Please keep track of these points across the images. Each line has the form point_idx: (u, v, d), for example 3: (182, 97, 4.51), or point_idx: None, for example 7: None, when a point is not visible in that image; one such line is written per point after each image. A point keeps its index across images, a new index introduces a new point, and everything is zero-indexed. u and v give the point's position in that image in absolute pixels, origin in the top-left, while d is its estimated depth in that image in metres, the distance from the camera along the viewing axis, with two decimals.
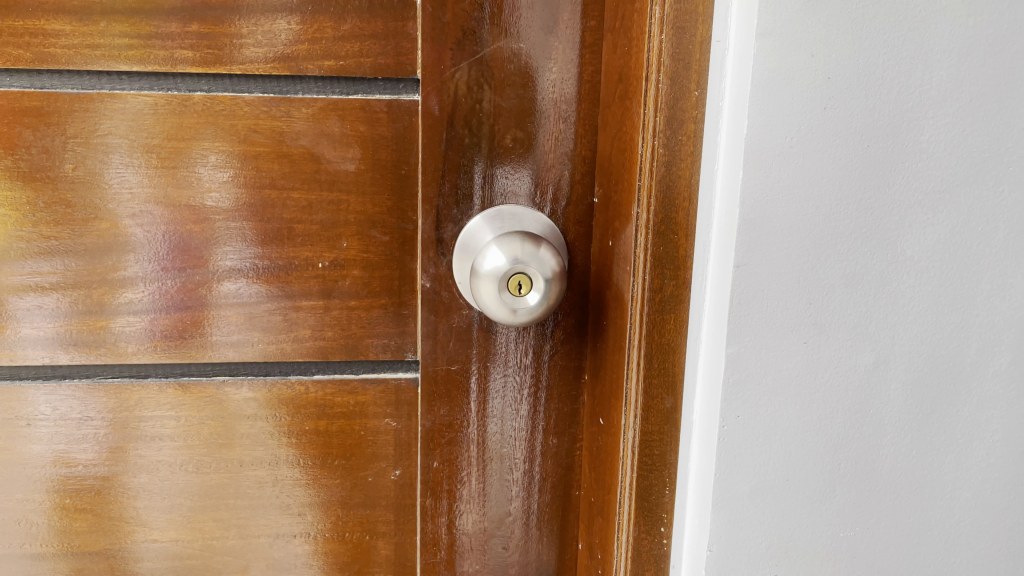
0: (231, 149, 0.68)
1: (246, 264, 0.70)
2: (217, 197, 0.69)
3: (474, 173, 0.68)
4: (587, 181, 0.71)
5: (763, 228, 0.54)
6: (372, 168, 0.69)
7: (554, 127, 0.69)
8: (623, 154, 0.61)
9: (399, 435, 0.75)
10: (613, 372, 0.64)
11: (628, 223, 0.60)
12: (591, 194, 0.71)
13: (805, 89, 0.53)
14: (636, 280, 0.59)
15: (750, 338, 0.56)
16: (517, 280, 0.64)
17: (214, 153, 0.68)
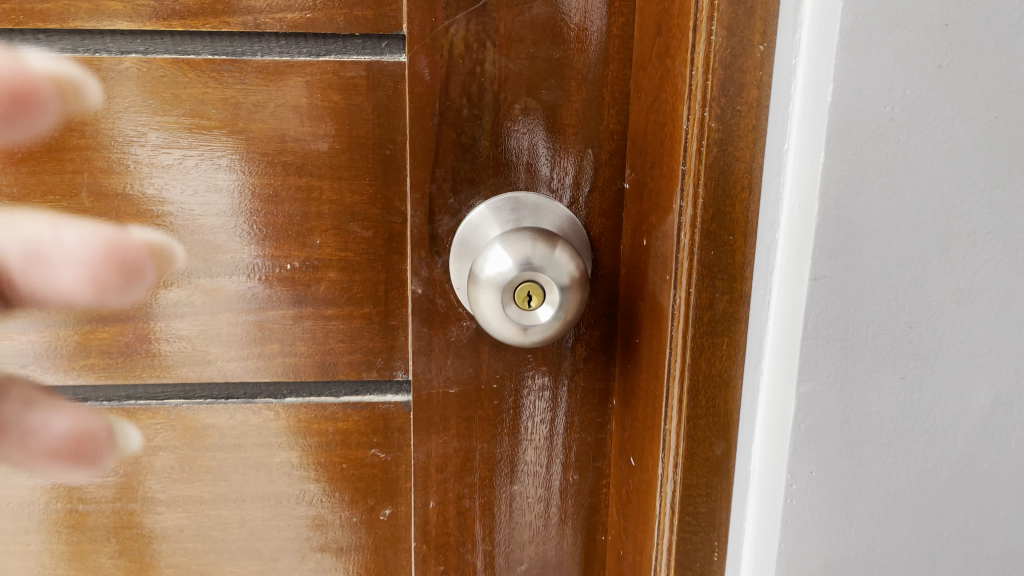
0: (176, 125, 0.55)
1: (197, 267, 0.58)
2: (161, 185, 0.56)
3: (477, 152, 0.55)
4: (618, 161, 0.57)
5: (850, 230, 0.41)
6: (349, 147, 0.56)
7: (576, 94, 0.55)
8: (661, 128, 0.47)
9: (389, 469, 0.63)
10: (648, 405, 0.51)
11: (669, 219, 0.46)
12: (622, 178, 0.57)
13: (912, 39, 0.39)
14: (678, 294, 0.46)
15: (831, 372, 0.43)
16: (526, 289, 0.51)
17: (156, 131, 0.55)
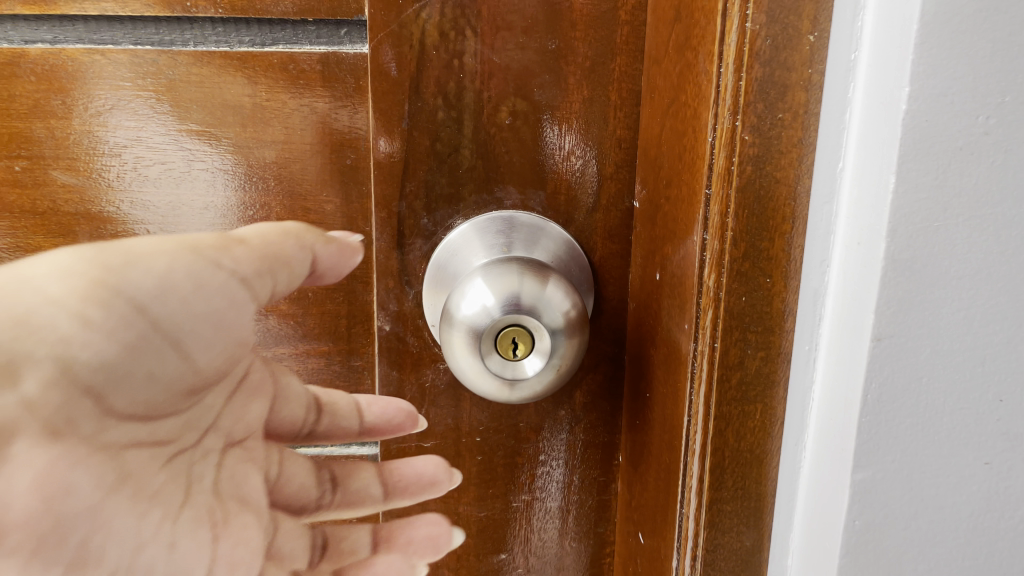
0: (91, 129, 0.46)
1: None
2: (80, 199, 0.47)
3: (455, 163, 0.46)
4: (626, 174, 0.47)
5: (928, 277, 0.32)
6: (301, 156, 0.46)
7: (575, 93, 0.45)
8: (678, 139, 0.37)
9: None
10: (661, 483, 0.41)
11: (688, 263, 0.36)
12: (632, 194, 0.48)
13: (1014, 29, 0.30)
14: (701, 354, 0.35)
15: (897, 457, 0.34)
16: (511, 334, 0.42)
17: (82, 129, 0.46)
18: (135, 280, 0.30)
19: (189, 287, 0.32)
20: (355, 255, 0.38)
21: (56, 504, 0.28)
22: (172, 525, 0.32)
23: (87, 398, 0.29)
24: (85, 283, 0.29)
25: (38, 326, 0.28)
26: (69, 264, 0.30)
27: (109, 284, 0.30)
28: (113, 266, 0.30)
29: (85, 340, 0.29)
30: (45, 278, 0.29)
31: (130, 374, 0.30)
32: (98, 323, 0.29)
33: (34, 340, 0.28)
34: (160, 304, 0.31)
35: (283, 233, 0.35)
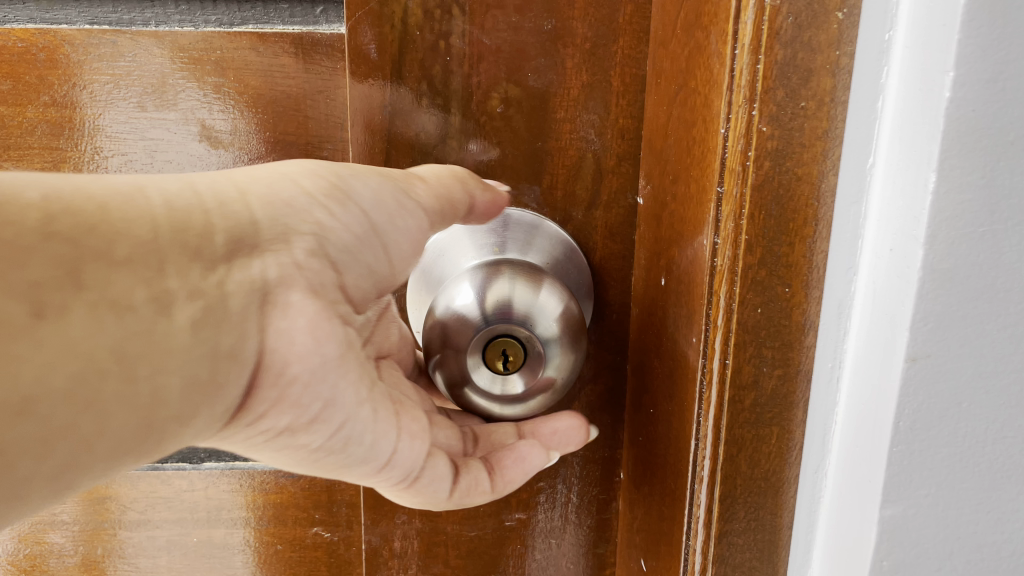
0: (45, 118, 0.42)
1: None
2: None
3: (442, 155, 0.42)
4: (630, 168, 0.43)
5: (971, 289, 0.28)
6: (273, 146, 0.42)
7: (574, 79, 0.41)
8: (687, 130, 0.33)
9: (337, 551, 0.50)
10: (664, 508, 0.37)
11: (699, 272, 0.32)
12: (636, 189, 0.43)
13: None
14: (710, 373, 0.31)
15: (930, 491, 0.30)
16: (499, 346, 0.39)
17: (36, 117, 0.42)
18: (359, 191, 0.34)
19: (394, 202, 0.35)
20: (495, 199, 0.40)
21: (312, 353, 0.32)
22: (371, 392, 0.35)
23: (328, 266, 0.33)
24: (319, 181, 0.33)
25: (301, 209, 0.32)
26: (313, 168, 0.34)
27: (335, 186, 0.33)
28: (344, 180, 0.34)
29: (337, 231, 0.33)
30: (297, 176, 0.33)
31: (356, 264, 0.34)
32: (345, 217, 0.33)
33: (296, 220, 0.32)
34: (382, 215, 0.34)
35: (453, 174, 0.37)
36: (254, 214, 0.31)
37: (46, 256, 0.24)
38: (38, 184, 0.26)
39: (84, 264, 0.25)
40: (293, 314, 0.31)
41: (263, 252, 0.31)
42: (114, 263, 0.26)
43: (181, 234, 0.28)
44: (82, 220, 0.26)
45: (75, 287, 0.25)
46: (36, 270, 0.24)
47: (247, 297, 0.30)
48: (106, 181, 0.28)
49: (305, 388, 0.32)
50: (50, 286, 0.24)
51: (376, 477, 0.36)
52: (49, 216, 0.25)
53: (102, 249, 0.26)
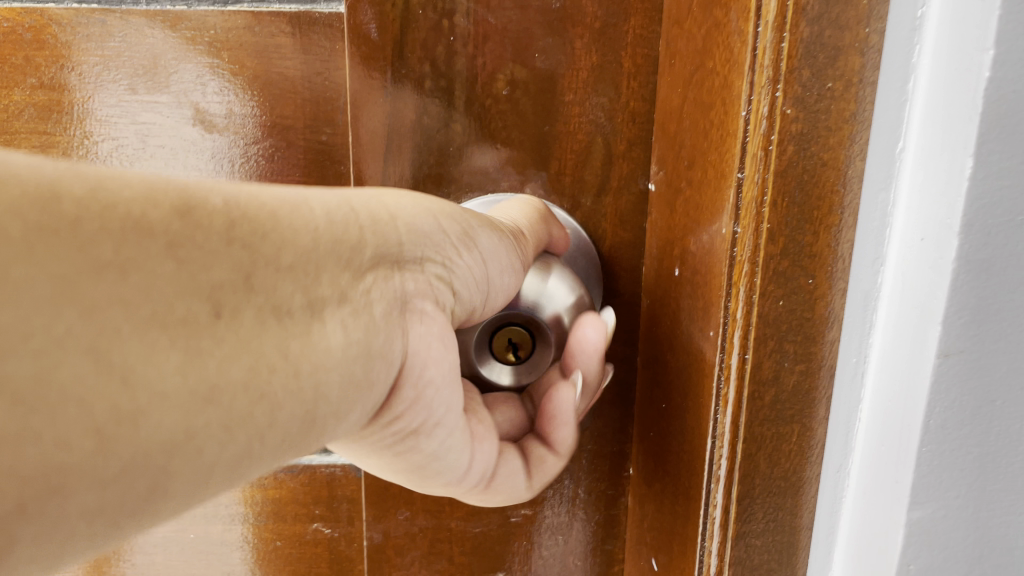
0: (32, 100, 0.40)
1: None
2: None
3: (446, 139, 0.40)
4: (641, 153, 0.41)
5: (1009, 281, 0.26)
6: (271, 131, 0.41)
7: (583, 60, 0.40)
8: (705, 113, 0.31)
9: (337, 547, 0.49)
10: (677, 509, 0.36)
11: (721, 262, 0.30)
12: (647, 174, 0.42)
13: None
14: (728, 369, 0.30)
15: (960, 492, 0.28)
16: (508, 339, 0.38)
17: (23, 100, 0.40)
18: (482, 238, 0.33)
19: (504, 249, 0.34)
20: (551, 224, 0.38)
21: (444, 362, 0.31)
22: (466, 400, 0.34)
23: (454, 292, 0.32)
24: (452, 221, 0.32)
25: (434, 243, 0.31)
26: (447, 207, 0.32)
27: (464, 225, 0.32)
28: (473, 224, 0.32)
29: (460, 270, 0.32)
30: (428, 208, 0.31)
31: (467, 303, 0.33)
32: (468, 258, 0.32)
33: (426, 253, 0.30)
34: (491, 258, 0.33)
35: (534, 215, 0.37)
36: (401, 238, 0.29)
37: (227, 262, 0.22)
38: (217, 189, 0.23)
39: (255, 270, 0.23)
40: (428, 322, 0.30)
41: (403, 273, 0.29)
42: (281, 269, 0.24)
43: (335, 248, 0.26)
44: (256, 226, 0.24)
45: (247, 290, 0.23)
46: (217, 271, 0.22)
47: (390, 306, 0.28)
48: (276, 189, 0.26)
49: (435, 394, 0.31)
50: (227, 288, 0.22)
51: (461, 480, 0.34)
52: (230, 221, 0.23)
53: (272, 255, 0.24)
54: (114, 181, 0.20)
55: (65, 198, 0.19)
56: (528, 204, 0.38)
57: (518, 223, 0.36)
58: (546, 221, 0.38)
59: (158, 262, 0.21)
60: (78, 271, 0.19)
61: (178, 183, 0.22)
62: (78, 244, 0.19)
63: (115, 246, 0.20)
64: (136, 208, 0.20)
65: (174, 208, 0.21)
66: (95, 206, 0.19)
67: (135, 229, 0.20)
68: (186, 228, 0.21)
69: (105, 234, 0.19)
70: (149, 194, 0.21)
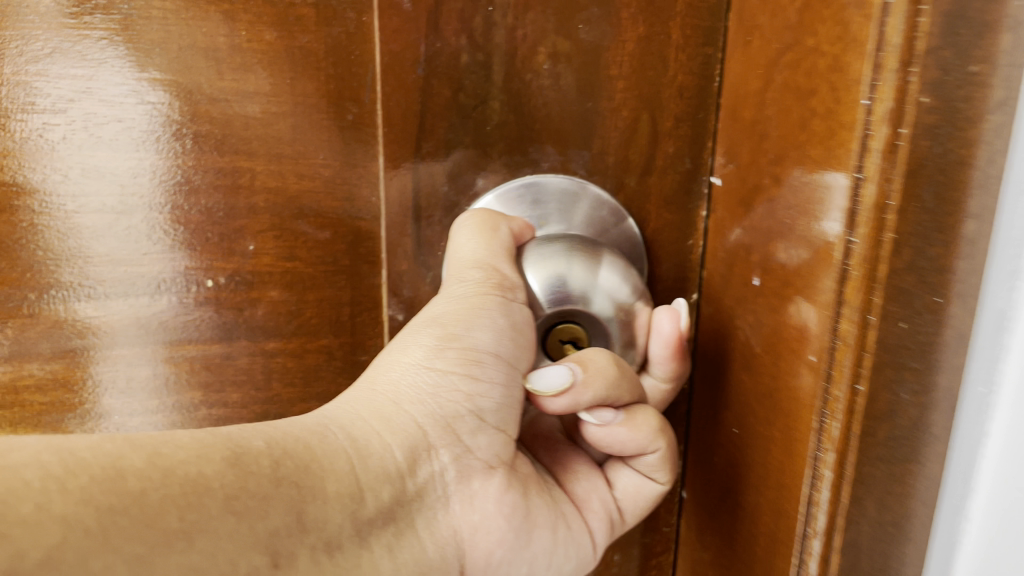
0: (26, 79, 0.36)
1: (74, 289, 0.40)
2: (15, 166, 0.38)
3: (483, 117, 0.37)
4: (687, 130, 0.39)
5: None
6: (291, 110, 0.38)
7: (630, 31, 0.37)
8: (802, 98, 0.29)
9: None
10: (758, 550, 0.34)
11: (823, 274, 0.28)
12: (692, 152, 0.40)
13: None
14: (834, 403, 0.28)
15: None
16: (559, 334, 0.37)
17: (16, 79, 0.36)
18: (479, 335, 0.34)
19: (512, 340, 0.35)
20: (499, 229, 0.36)
21: (505, 528, 0.34)
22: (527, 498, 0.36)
23: (497, 433, 0.35)
24: (452, 353, 0.34)
25: (446, 392, 0.33)
26: (429, 323, 0.34)
27: (462, 345, 0.34)
28: (460, 332, 0.34)
29: (484, 394, 0.34)
30: (415, 352, 0.34)
31: (514, 407, 0.35)
32: (481, 376, 0.34)
33: (451, 403, 0.33)
34: (505, 348, 0.35)
35: (489, 246, 0.36)
36: (411, 421, 0.33)
37: (279, 502, 0.27)
38: (260, 433, 0.29)
39: (306, 504, 0.28)
40: (480, 503, 0.34)
41: (436, 453, 0.33)
42: (328, 498, 0.29)
43: (366, 462, 0.31)
44: (297, 462, 0.29)
45: (301, 528, 0.28)
46: (272, 519, 0.27)
47: (436, 487, 0.33)
48: (300, 421, 0.31)
49: (513, 561, 0.35)
50: (283, 531, 0.27)
51: (600, 546, 0.39)
52: (276, 461, 0.28)
53: (316, 486, 0.29)
54: (164, 452, 0.26)
55: (130, 477, 0.24)
56: (478, 223, 0.36)
57: (495, 269, 0.35)
58: (493, 236, 0.36)
59: (220, 520, 0.26)
60: (153, 546, 0.24)
61: (228, 437, 0.28)
62: (148, 518, 0.24)
63: (180, 515, 0.25)
64: (191, 469, 0.26)
65: (225, 459, 0.27)
66: (157, 474, 0.25)
67: (196, 492, 0.26)
68: (236, 474, 0.27)
69: (170, 505, 0.25)
70: (198, 453, 0.27)
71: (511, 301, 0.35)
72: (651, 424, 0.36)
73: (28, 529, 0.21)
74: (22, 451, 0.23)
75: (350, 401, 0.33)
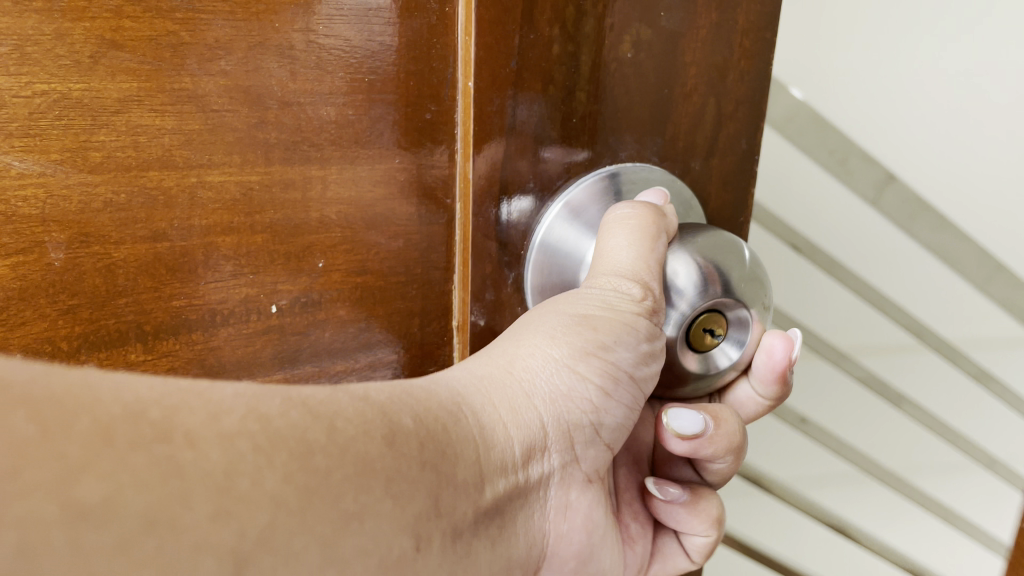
0: (64, 88, 0.32)
1: (118, 333, 0.36)
2: (45, 195, 0.33)
3: (569, 111, 0.36)
4: (747, 110, 0.39)
5: None
6: (369, 111, 0.36)
7: (703, 16, 0.37)
8: None
9: None
10: None
11: None
12: (749, 134, 0.40)
13: None
14: None
15: None
16: (705, 326, 0.37)
17: (55, 88, 0.32)
18: (622, 353, 0.30)
19: (644, 363, 0.32)
20: (659, 243, 0.33)
21: (580, 537, 0.32)
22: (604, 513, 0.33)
23: (603, 449, 0.31)
24: (590, 365, 0.29)
25: (579, 401, 0.29)
26: (566, 310, 0.30)
27: (606, 357, 0.30)
28: (610, 345, 0.30)
29: (608, 408, 0.30)
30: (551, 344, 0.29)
31: (624, 427, 0.32)
32: (613, 391, 0.30)
33: (575, 412, 0.29)
34: (643, 367, 0.32)
35: (648, 257, 0.32)
36: (545, 416, 0.28)
37: (422, 488, 0.23)
38: (404, 401, 0.24)
39: (442, 490, 0.24)
40: (569, 513, 0.31)
41: (547, 455, 0.29)
42: (458, 487, 0.25)
43: (491, 457, 0.26)
44: (438, 445, 0.24)
45: (438, 514, 0.24)
46: (416, 504, 0.23)
47: (538, 488, 0.29)
48: (423, 386, 0.26)
49: (574, 568, 0.32)
50: (425, 517, 0.23)
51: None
52: (423, 443, 0.24)
53: (451, 475, 0.24)
54: (341, 420, 0.22)
55: (318, 454, 0.21)
56: (641, 226, 0.33)
57: (647, 287, 0.32)
58: (653, 246, 0.32)
59: (380, 506, 0.22)
60: (333, 529, 0.20)
61: (373, 401, 0.23)
62: (330, 498, 0.21)
63: (353, 496, 0.21)
64: (362, 447, 0.22)
65: (384, 438, 0.23)
66: (336, 448, 0.21)
67: (364, 472, 0.22)
68: (395, 456, 0.23)
69: (348, 485, 0.21)
70: (364, 426, 0.22)
71: (654, 326, 0.32)
72: (711, 516, 0.42)
73: (246, 507, 0.19)
74: (228, 409, 0.20)
75: (490, 377, 0.27)
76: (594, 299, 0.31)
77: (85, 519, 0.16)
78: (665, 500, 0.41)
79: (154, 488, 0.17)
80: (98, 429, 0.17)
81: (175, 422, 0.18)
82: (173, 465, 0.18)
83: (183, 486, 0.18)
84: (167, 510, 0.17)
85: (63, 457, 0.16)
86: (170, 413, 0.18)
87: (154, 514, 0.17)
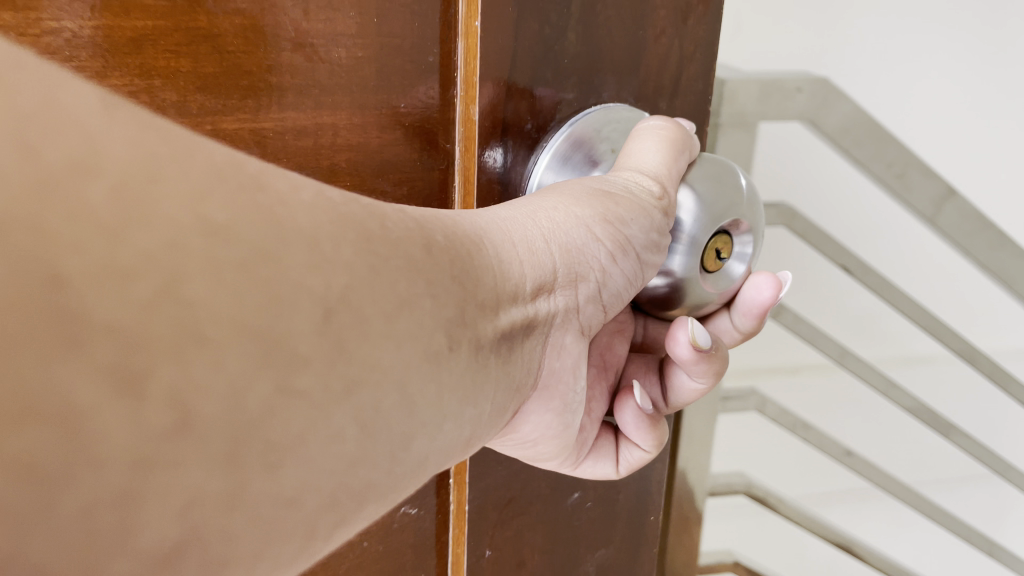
0: (75, 28, 0.32)
1: None
2: None
3: (561, 52, 0.39)
4: (704, 53, 0.43)
5: None
6: (375, 52, 0.38)
7: None
8: None
9: (422, 531, 0.44)
10: None
11: None
12: (705, 76, 0.43)
13: None
14: None
15: None
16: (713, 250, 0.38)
17: (65, 27, 0.32)
18: (634, 229, 0.33)
19: (653, 246, 0.34)
20: (682, 155, 0.36)
21: (568, 382, 0.35)
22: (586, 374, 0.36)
23: (599, 311, 0.34)
24: (602, 228, 0.32)
25: (589, 260, 0.32)
26: (581, 186, 0.33)
27: (619, 228, 0.32)
28: (625, 218, 0.33)
29: (612, 275, 0.33)
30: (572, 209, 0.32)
31: (621, 302, 0.35)
32: (620, 260, 0.33)
33: (584, 268, 0.32)
34: (652, 249, 0.34)
35: (671, 162, 0.35)
36: (556, 260, 0.31)
37: (449, 296, 0.26)
38: (439, 219, 0.28)
39: (467, 303, 0.27)
40: (563, 354, 0.33)
41: (552, 296, 0.31)
42: (478, 302, 0.27)
43: (507, 284, 0.29)
44: (467, 267, 0.27)
45: (462, 324, 0.26)
46: (446, 312, 0.26)
47: (537, 342, 0.31)
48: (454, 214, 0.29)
49: (555, 409, 0.36)
50: (453, 323, 0.26)
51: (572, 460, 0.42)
52: (455, 262, 0.27)
53: (473, 293, 0.27)
54: (389, 221, 0.25)
55: (375, 241, 0.24)
56: (671, 139, 0.36)
57: (664, 188, 0.35)
58: (677, 159, 0.35)
59: (420, 300, 0.25)
60: (388, 312, 0.23)
61: (412, 217, 0.26)
62: (388, 279, 0.24)
63: (402, 284, 0.24)
64: (407, 247, 0.25)
65: (424, 249, 0.25)
66: (387, 245, 0.24)
67: (409, 272, 0.25)
68: (432, 265, 0.26)
69: (402, 274, 0.24)
70: (409, 230, 0.25)
71: (666, 223, 0.35)
72: (659, 439, 0.44)
73: (330, 263, 0.22)
74: (302, 186, 0.23)
75: (512, 216, 0.30)
76: (617, 185, 0.34)
77: (213, 229, 0.19)
78: (636, 406, 0.42)
79: (252, 222, 0.20)
80: (210, 167, 0.20)
81: (268, 187, 0.21)
82: (270, 212, 0.21)
83: (282, 232, 0.21)
84: (265, 245, 0.20)
85: (193, 178, 0.19)
86: (264, 174, 0.21)
87: (266, 244, 0.20)
